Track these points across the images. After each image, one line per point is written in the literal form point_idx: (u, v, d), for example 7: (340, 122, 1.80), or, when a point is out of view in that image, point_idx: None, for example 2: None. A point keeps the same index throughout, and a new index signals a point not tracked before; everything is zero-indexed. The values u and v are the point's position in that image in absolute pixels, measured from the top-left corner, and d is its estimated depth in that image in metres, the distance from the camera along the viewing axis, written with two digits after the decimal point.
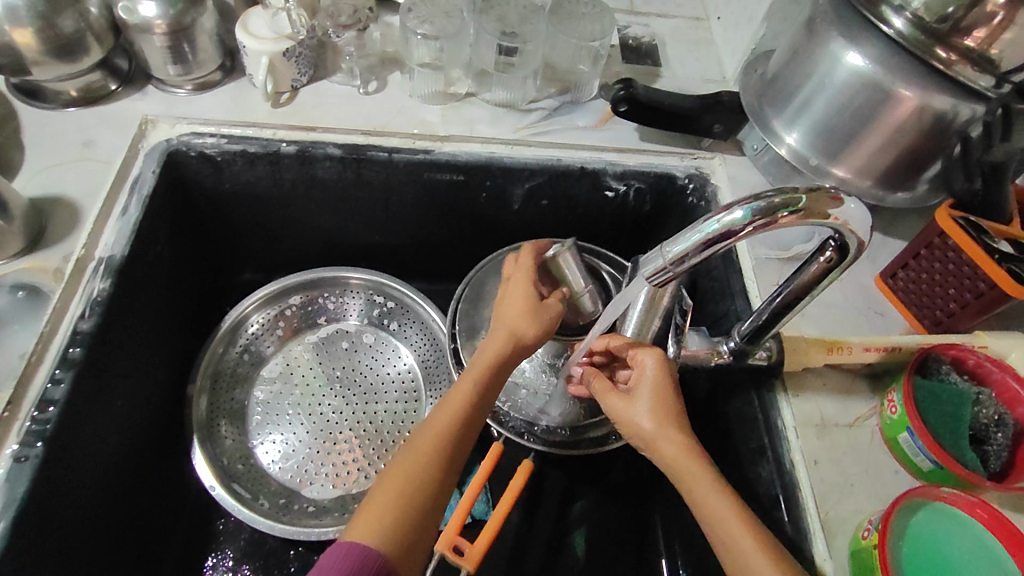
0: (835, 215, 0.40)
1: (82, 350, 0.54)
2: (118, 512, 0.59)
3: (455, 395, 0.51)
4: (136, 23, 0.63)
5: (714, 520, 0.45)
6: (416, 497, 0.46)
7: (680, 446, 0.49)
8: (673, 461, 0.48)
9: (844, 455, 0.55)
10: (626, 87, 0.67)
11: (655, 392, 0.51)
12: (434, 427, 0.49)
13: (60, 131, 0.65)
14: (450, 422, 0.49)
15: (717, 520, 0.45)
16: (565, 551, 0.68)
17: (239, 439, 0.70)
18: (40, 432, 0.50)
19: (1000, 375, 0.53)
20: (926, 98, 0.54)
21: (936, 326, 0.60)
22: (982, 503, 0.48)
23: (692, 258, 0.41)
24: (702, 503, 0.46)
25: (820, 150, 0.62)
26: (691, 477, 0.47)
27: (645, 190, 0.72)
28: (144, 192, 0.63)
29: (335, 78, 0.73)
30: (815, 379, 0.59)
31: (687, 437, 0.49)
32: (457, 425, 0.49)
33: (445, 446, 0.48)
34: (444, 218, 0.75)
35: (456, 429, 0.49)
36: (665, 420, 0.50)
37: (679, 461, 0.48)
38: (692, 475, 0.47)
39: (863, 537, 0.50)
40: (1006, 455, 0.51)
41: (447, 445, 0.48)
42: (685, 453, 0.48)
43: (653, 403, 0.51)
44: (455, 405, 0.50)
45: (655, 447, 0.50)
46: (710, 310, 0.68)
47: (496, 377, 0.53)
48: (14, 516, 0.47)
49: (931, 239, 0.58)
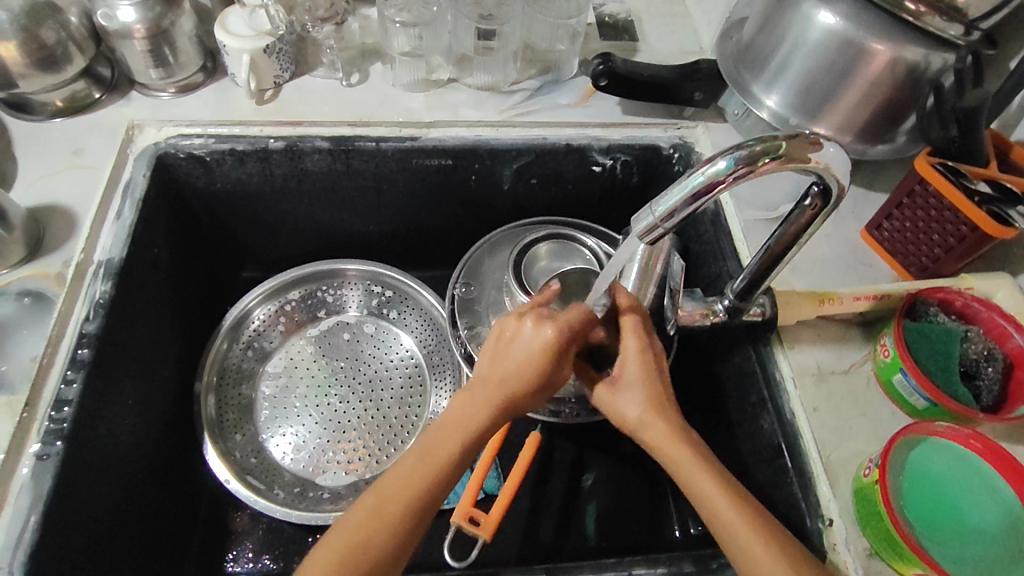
0: (816, 160, 0.42)
1: (90, 350, 0.55)
2: (140, 508, 0.60)
3: (432, 449, 0.47)
4: (117, 30, 0.63)
5: (708, 507, 0.45)
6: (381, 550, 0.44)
7: (666, 432, 0.48)
8: (659, 446, 0.48)
9: (843, 401, 0.57)
10: (605, 61, 0.68)
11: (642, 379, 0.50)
12: (404, 481, 0.46)
13: (49, 142, 0.66)
14: (426, 477, 0.46)
15: (710, 508, 0.45)
16: (579, 518, 0.69)
17: (250, 434, 0.71)
18: (58, 431, 0.51)
19: (987, 314, 0.55)
20: (898, 50, 0.56)
21: (923, 272, 0.62)
22: (977, 435, 0.50)
23: (681, 212, 0.42)
24: (694, 488, 0.46)
25: (799, 109, 0.63)
26: (682, 463, 0.47)
27: (632, 163, 0.73)
28: (136, 195, 0.63)
29: (317, 73, 0.73)
30: (809, 331, 0.61)
31: (672, 421, 0.49)
32: (432, 480, 0.46)
33: (417, 502, 0.45)
34: (436, 204, 0.76)
35: (432, 480, 0.46)
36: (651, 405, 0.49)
37: (667, 447, 0.47)
38: (677, 458, 0.47)
39: (864, 475, 0.51)
40: (998, 388, 0.54)
41: (421, 502, 0.46)
42: (671, 436, 0.48)
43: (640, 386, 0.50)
44: (430, 460, 0.47)
45: (640, 434, 0.49)
46: (704, 274, 0.69)
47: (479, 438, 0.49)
48: (43, 511, 0.48)
49: (912, 187, 0.59)
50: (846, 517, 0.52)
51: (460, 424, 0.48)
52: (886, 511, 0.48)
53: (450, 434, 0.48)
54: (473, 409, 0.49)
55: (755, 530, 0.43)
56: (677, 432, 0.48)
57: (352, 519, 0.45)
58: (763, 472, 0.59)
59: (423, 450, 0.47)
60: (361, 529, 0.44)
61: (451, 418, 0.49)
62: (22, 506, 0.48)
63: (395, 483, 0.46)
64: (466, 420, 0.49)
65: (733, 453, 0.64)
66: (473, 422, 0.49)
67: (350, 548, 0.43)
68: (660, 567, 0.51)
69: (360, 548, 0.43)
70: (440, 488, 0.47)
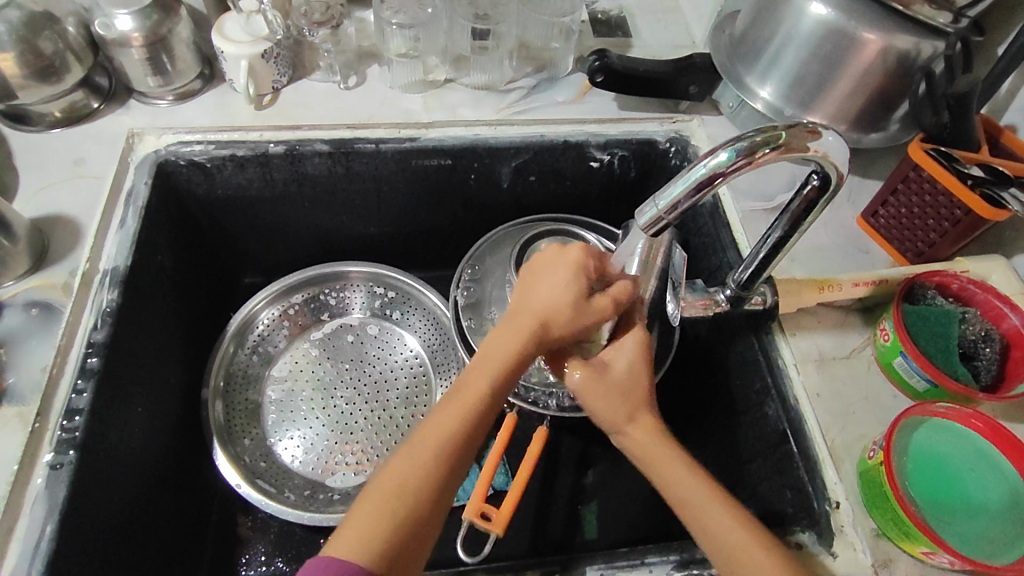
0: (814, 148, 0.43)
1: (99, 359, 0.55)
2: (153, 514, 0.60)
3: (463, 388, 0.46)
4: (114, 38, 0.63)
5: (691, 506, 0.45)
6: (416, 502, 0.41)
7: (651, 436, 0.48)
8: (647, 458, 0.47)
9: (844, 386, 0.58)
10: (601, 57, 0.69)
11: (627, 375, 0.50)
12: (435, 427, 0.44)
13: (50, 152, 0.66)
14: (458, 420, 0.44)
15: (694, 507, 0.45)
16: (587, 511, 0.70)
17: (258, 439, 0.71)
18: (71, 440, 0.51)
19: (984, 296, 0.57)
20: (890, 38, 0.57)
21: (919, 257, 0.63)
22: (977, 414, 0.51)
23: (684, 204, 0.43)
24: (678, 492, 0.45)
25: (793, 100, 0.64)
26: (667, 467, 0.46)
27: (629, 157, 0.74)
28: (139, 203, 0.64)
29: (315, 77, 0.74)
30: (810, 318, 0.62)
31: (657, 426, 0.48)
32: (465, 422, 0.44)
33: (449, 447, 0.43)
34: (437, 204, 0.77)
35: (465, 424, 0.44)
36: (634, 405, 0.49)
37: (651, 451, 0.47)
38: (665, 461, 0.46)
39: (869, 458, 0.52)
40: (996, 368, 0.55)
41: (456, 446, 0.44)
42: (656, 440, 0.48)
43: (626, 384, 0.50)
44: (461, 401, 0.45)
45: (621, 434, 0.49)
46: (704, 265, 0.70)
47: (510, 376, 0.48)
48: (59, 520, 0.49)
49: (907, 173, 0.60)
50: (852, 500, 0.53)
51: (492, 359, 0.47)
52: (892, 492, 0.49)
53: (482, 371, 0.47)
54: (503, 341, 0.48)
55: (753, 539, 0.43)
56: (662, 437, 0.48)
57: (385, 472, 0.42)
58: (769, 458, 0.60)
59: (454, 391, 0.46)
60: (396, 482, 0.42)
61: (482, 356, 0.48)
62: (38, 516, 0.48)
63: (427, 430, 0.44)
64: (496, 355, 0.48)
65: (738, 440, 0.65)
66: (505, 356, 0.47)
67: (385, 501, 0.41)
68: (673, 554, 0.51)
69: (396, 502, 0.41)
70: (473, 432, 0.45)
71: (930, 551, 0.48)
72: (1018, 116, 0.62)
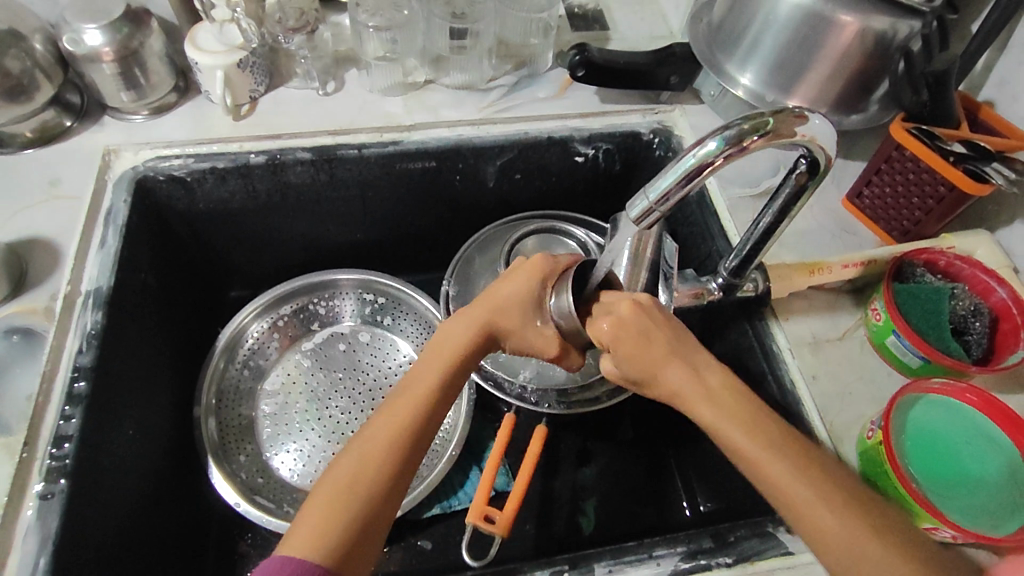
0: (803, 132, 0.43)
1: (87, 383, 0.54)
2: (150, 537, 0.59)
3: (411, 385, 0.46)
4: (84, 54, 0.62)
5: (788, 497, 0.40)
6: (373, 489, 0.41)
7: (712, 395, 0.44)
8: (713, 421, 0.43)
9: (839, 367, 0.59)
10: (581, 51, 0.68)
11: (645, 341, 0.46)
12: (387, 415, 0.44)
13: (22, 174, 0.64)
14: (412, 409, 0.45)
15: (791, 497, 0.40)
16: (589, 509, 0.69)
17: (254, 454, 0.70)
18: (61, 468, 0.50)
19: (970, 271, 0.57)
20: (867, 20, 0.57)
21: (905, 235, 0.64)
22: (971, 388, 0.52)
23: (675, 194, 0.43)
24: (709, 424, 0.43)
25: (774, 85, 0.64)
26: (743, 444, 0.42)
27: (614, 151, 0.74)
28: (119, 222, 0.62)
29: (293, 84, 0.73)
30: (802, 301, 0.62)
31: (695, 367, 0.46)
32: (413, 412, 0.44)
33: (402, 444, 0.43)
34: (423, 207, 0.76)
35: (416, 408, 0.45)
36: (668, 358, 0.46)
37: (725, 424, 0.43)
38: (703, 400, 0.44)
39: (868, 437, 0.52)
40: (986, 341, 0.55)
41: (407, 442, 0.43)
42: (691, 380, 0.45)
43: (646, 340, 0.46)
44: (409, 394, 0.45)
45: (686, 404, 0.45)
46: (694, 254, 0.70)
47: (460, 366, 0.48)
48: (54, 551, 0.47)
49: (889, 153, 0.61)
50: None
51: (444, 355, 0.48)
52: (893, 470, 0.49)
53: (432, 366, 0.47)
54: (464, 327, 0.49)
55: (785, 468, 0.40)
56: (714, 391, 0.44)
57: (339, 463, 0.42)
58: None
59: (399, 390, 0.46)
60: (348, 471, 0.42)
61: (431, 351, 0.48)
62: (31, 547, 0.47)
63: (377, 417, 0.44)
64: (449, 349, 0.48)
65: None
66: (449, 356, 0.48)
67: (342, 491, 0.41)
68: (680, 545, 0.51)
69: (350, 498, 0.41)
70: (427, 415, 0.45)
71: (933, 527, 0.48)
72: (995, 91, 0.63)
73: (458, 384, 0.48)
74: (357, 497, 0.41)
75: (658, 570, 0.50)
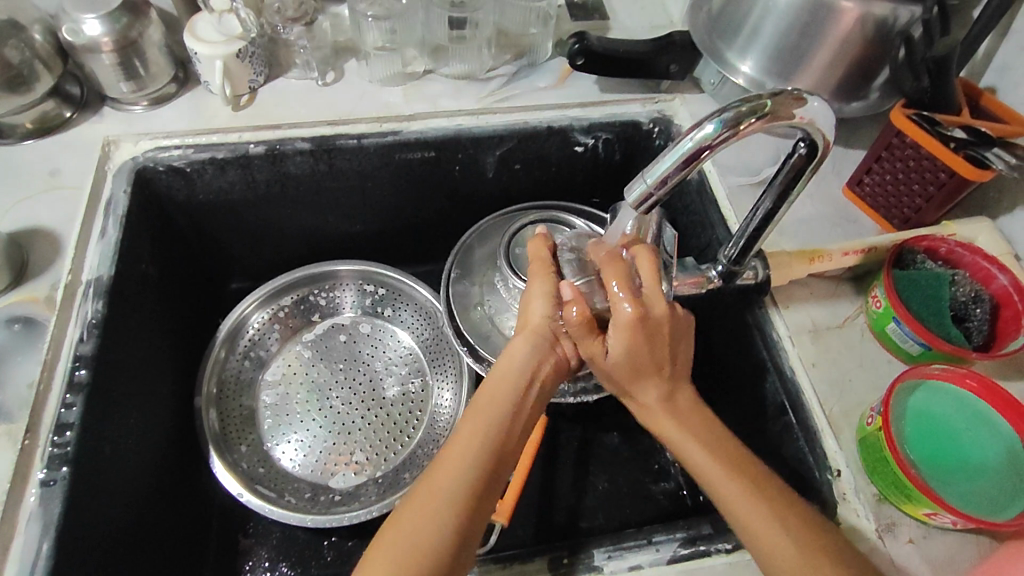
0: (801, 115, 0.43)
1: (88, 371, 0.54)
2: (152, 525, 0.60)
3: (477, 422, 0.47)
4: (84, 44, 0.62)
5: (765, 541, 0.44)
6: (435, 526, 0.43)
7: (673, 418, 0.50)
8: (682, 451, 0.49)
9: (839, 354, 0.59)
10: (580, 39, 0.68)
11: (630, 350, 0.48)
12: (455, 457, 0.45)
13: (23, 164, 0.65)
14: (467, 454, 0.45)
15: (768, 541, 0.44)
16: (588, 500, 0.69)
17: (255, 445, 0.70)
18: (64, 455, 0.50)
19: (971, 258, 0.57)
20: (867, 6, 0.57)
21: (906, 223, 0.63)
22: (971, 373, 0.51)
23: (673, 178, 0.43)
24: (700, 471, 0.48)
25: (773, 72, 0.64)
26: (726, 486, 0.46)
27: (613, 140, 0.73)
28: (119, 212, 0.62)
29: (292, 74, 0.73)
30: (802, 289, 0.62)
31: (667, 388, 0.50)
32: (485, 455, 0.46)
33: (461, 485, 0.44)
34: (423, 197, 0.76)
35: (486, 451, 0.46)
36: (633, 376, 0.49)
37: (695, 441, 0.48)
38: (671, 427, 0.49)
39: (868, 424, 0.52)
40: (987, 328, 0.56)
41: (470, 481, 0.45)
42: (665, 406, 0.50)
43: (625, 360, 0.48)
44: (476, 433, 0.46)
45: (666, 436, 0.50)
46: (693, 243, 0.70)
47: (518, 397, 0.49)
48: (56, 537, 0.48)
49: (890, 140, 0.60)
50: (853, 466, 0.53)
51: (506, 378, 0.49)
52: (892, 456, 0.49)
53: (492, 407, 0.48)
54: (516, 358, 0.50)
55: (755, 501, 0.45)
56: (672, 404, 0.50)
57: (407, 505, 0.44)
58: (770, 431, 0.60)
59: (470, 426, 0.47)
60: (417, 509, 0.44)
61: (482, 403, 0.48)
62: (34, 533, 0.47)
63: (431, 480, 0.45)
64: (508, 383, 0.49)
65: (740, 413, 0.65)
66: (514, 394, 0.48)
67: (408, 527, 0.43)
68: (679, 532, 0.51)
69: (414, 535, 0.43)
70: (481, 479, 0.45)
71: (932, 513, 0.48)
72: (997, 78, 0.62)
73: (512, 434, 0.47)
74: (429, 538, 0.43)
75: (657, 557, 0.50)
